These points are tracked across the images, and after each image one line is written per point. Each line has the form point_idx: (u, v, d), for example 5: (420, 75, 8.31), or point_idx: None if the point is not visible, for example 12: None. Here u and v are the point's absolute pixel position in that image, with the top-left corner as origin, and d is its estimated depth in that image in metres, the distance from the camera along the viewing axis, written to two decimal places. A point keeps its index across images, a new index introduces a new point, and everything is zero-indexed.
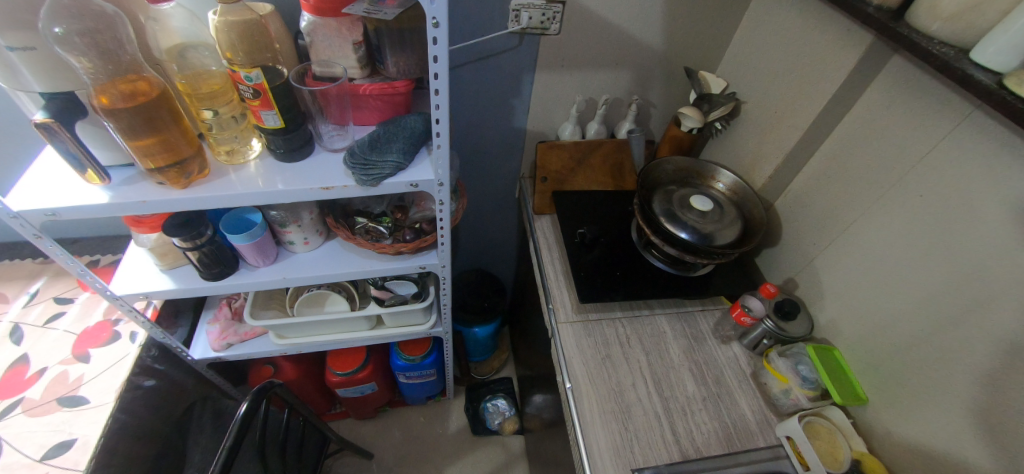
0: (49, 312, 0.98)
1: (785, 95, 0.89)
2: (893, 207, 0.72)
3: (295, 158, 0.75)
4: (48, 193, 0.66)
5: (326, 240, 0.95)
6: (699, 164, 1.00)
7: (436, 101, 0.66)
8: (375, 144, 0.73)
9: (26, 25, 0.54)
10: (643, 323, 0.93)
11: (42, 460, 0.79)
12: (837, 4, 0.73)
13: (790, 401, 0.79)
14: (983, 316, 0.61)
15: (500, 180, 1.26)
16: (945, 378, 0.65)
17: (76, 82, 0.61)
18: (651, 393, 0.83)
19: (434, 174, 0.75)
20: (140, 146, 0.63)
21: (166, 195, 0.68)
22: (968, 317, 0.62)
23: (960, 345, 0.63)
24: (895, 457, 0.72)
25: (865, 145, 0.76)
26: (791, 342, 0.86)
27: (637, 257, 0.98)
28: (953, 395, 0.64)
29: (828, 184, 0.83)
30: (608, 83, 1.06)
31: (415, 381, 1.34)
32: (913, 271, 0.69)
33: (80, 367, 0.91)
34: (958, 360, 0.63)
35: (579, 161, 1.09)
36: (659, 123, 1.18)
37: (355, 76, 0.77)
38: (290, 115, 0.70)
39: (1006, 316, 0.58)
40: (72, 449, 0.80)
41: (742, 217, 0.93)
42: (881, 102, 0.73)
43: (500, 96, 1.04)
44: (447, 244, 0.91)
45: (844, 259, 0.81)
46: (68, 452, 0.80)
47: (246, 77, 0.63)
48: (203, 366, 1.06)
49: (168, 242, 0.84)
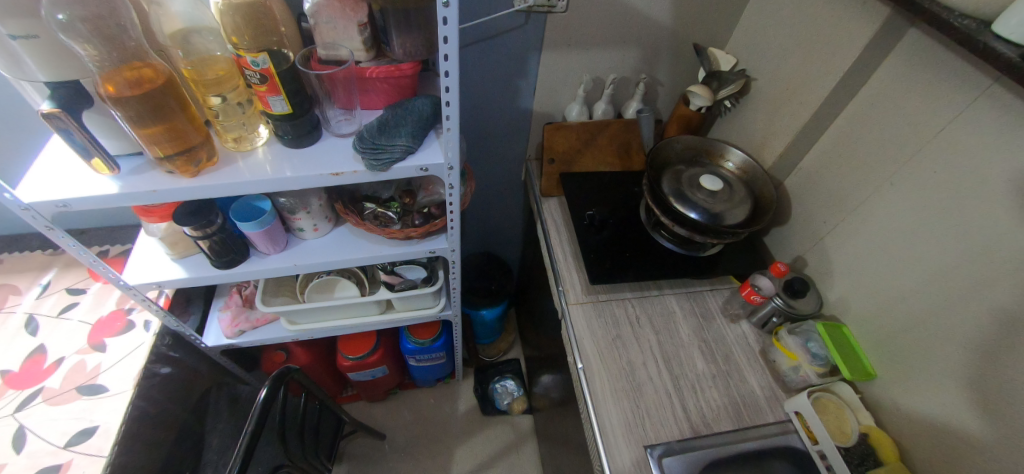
0: (62, 303, 0.99)
1: (796, 71, 0.88)
2: (906, 183, 0.71)
3: (304, 143, 0.74)
4: (57, 184, 0.65)
5: (335, 226, 0.94)
6: (708, 143, 0.99)
7: (446, 83, 0.65)
8: (384, 128, 0.72)
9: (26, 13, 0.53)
10: (653, 302, 0.94)
11: (66, 447, 0.80)
12: None
13: (799, 377, 0.81)
14: (994, 291, 0.61)
15: (505, 162, 1.25)
16: (954, 352, 0.66)
17: (81, 69, 0.59)
18: (662, 371, 0.84)
19: (444, 158, 0.75)
20: (148, 135, 0.62)
21: (176, 184, 0.67)
22: (979, 292, 0.63)
23: (970, 321, 0.64)
24: (901, 429, 0.74)
25: (878, 121, 0.75)
26: (800, 319, 0.87)
27: (646, 238, 0.98)
28: (960, 368, 0.65)
29: (840, 162, 0.82)
30: (615, 62, 1.04)
31: (425, 363, 1.36)
32: (924, 248, 0.69)
33: (97, 356, 0.92)
34: (967, 335, 0.64)
35: (586, 142, 1.08)
36: (666, 102, 1.17)
37: (361, 58, 0.75)
38: (297, 100, 0.69)
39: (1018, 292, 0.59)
40: (94, 436, 0.82)
41: (751, 196, 0.92)
42: (896, 77, 0.72)
43: (506, 76, 1.03)
44: (456, 229, 0.91)
45: (853, 237, 0.81)
46: (91, 439, 0.81)
47: (253, 62, 0.62)
48: (216, 353, 1.06)
49: (179, 231, 0.84)
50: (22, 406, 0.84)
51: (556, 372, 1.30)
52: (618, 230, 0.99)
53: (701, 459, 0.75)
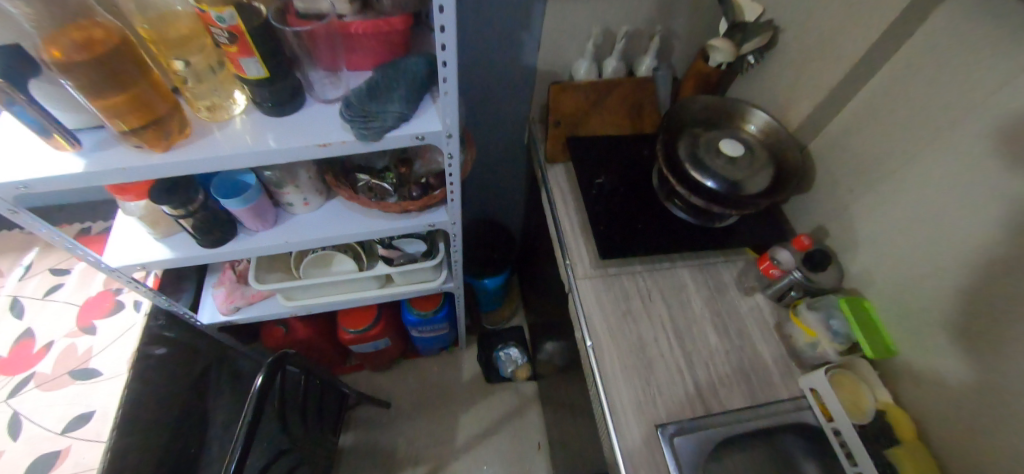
0: (47, 284, 0.95)
1: (831, 21, 0.79)
2: (949, 148, 0.65)
3: (286, 111, 0.67)
4: (14, 164, 0.59)
5: (328, 199, 0.88)
6: (728, 103, 0.91)
7: (441, 40, 0.57)
8: (374, 92, 0.65)
9: None
10: (665, 275, 0.90)
11: (64, 433, 0.79)
12: None
13: (816, 353, 0.78)
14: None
15: (507, 126, 1.17)
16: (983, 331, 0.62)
17: (19, 32, 0.51)
18: (674, 348, 0.81)
19: (442, 124, 0.68)
20: (106, 106, 0.55)
21: (146, 160, 0.61)
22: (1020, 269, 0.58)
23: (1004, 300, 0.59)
24: (919, 407, 0.72)
25: (923, 78, 0.67)
26: (819, 293, 0.83)
27: (658, 208, 0.92)
28: (989, 349, 0.61)
29: (874, 124, 0.75)
30: (628, 12, 0.94)
31: (428, 334, 1.34)
32: (962, 220, 0.64)
33: (87, 339, 0.89)
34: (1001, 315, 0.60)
35: (594, 103, 1.00)
36: (682, 57, 1.07)
37: (344, 12, 0.66)
38: (274, 63, 0.61)
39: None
40: (92, 420, 0.80)
41: (774, 162, 0.86)
42: (949, 28, 0.63)
43: (506, 30, 0.93)
44: (457, 201, 0.85)
45: (883, 208, 0.76)
46: (89, 424, 0.80)
47: (217, 18, 0.53)
48: (214, 330, 1.05)
49: (159, 209, 0.78)
50: (14, 392, 0.82)
51: (560, 342, 1.29)
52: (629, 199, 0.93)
53: (714, 437, 0.73)
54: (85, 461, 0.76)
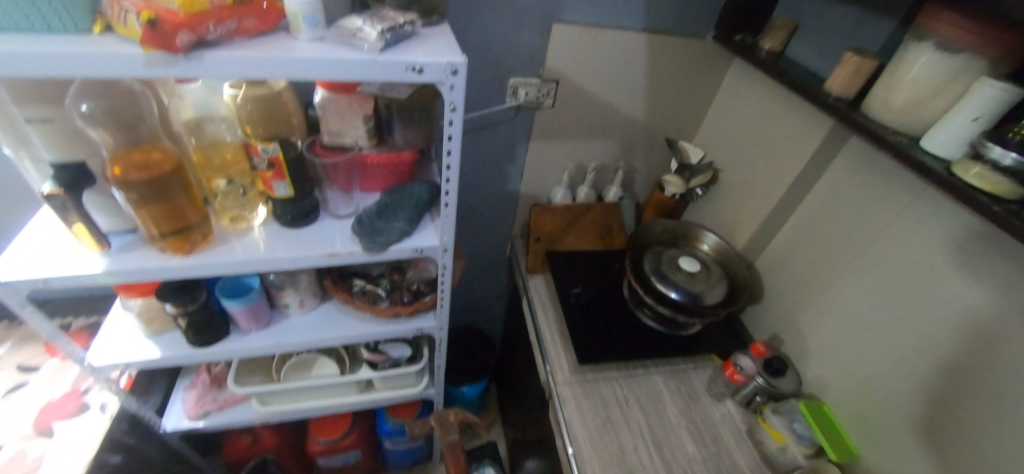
0: (11, 382, 0.92)
1: (767, 159, 0.94)
2: (881, 264, 0.76)
3: (300, 224, 0.74)
4: (41, 260, 0.64)
5: (321, 302, 0.92)
6: (684, 227, 1.05)
7: (447, 186, 0.68)
8: (382, 212, 0.75)
9: (78, 139, 0.58)
10: (639, 383, 0.94)
11: None
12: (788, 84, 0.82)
13: (787, 458, 0.81)
14: (985, 363, 0.62)
15: (490, 242, 1.23)
16: (948, 427, 0.67)
17: (89, 151, 0.59)
18: (653, 457, 0.82)
19: (439, 240, 0.76)
20: (147, 215, 0.62)
21: (166, 263, 0.66)
22: (965, 365, 0.65)
23: (975, 412, 0.63)
24: None
25: (842, 210, 0.82)
26: (784, 399, 0.88)
27: (629, 316, 1.00)
28: (969, 452, 0.64)
29: (813, 249, 0.88)
30: (597, 151, 1.09)
31: (401, 447, 1.26)
32: (907, 324, 0.73)
33: (42, 445, 0.85)
34: (974, 413, 0.64)
35: (570, 223, 1.10)
36: (643, 188, 1.21)
37: (363, 145, 0.78)
38: (300, 185, 0.70)
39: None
40: None
41: (727, 277, 0.97)
42: (847, 180, 0.80)
43: (494, 160, 1.04)
44: (446, 306, 0.89)
45: (822, 322, 0.87)
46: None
47: (263, 150, 0.64)
48: (175, 438, 0.98)
49: (157, 308, 0.81)
50: None
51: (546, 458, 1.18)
52: (593, 316, 0.99)
53: None
54: None
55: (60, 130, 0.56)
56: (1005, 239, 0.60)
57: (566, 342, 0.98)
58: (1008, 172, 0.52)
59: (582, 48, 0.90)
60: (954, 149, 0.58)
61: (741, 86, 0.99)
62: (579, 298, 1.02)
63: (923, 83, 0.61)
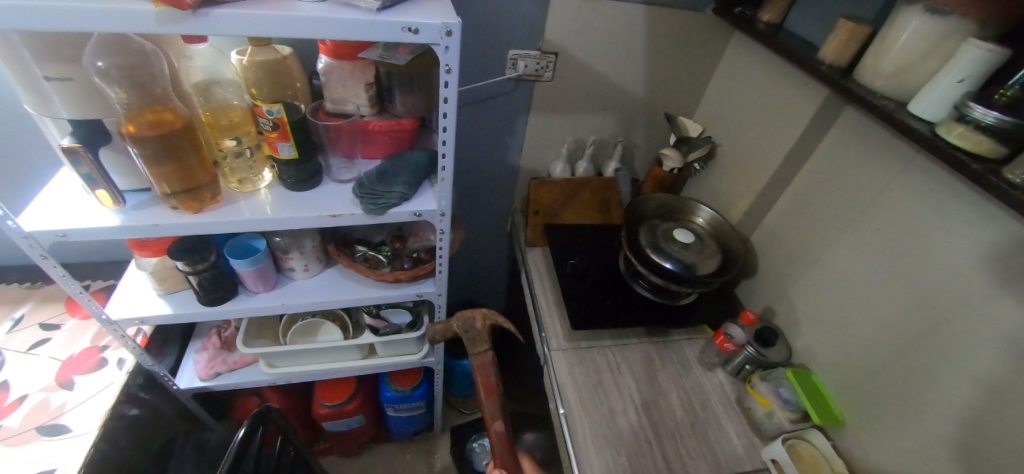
0: (34, 338, 0.97)
1: (763, 132, 0.95)
2: (868, 233, 0.77)
3: (305, 187, 0.77)
4: (62, 214, 0.68)
5: (325, 267, 0.96)
6: (681, 201, 1.07)
7: (443, 149, 0.70)
8: (382, 176, 0.77)
9: (95, 97, 0.61)
10: (632, 351, 0.96)
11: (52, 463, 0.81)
12: (783, 55, 0.83)
13: (774, 424, 0.84)
14: (965, 325, 0.64)
15: (491, 216, 1.26)
16: (927, 389, 0.69)
17: (105, 109, 0.63)
18: (642, 420, 0.84)
19: (437, 205, 0.79)
20: (159, 173, 0.66)
21: (177, 219, 0.69)
22: (946, 328, 0.66)
23: (954, 373, 0.65)
24: (865, 459, 0.78)
25: (834, 181, 0.83)
26: (771, 367, 0.90)
27: (625, 287, 1.02)
28: (946, 412, 0.66)
29: (805, 220, 0.89)
30: (596, 125, 1.10)
31: (403, 414, 1.30)
32: (892, 291, 0.74)
33: (63, 395, 0.90)
34: (953, 375, 0.65)
35: (569, 196, 1.12)
36: (642, 164, 1.22)
37: (365, 113, 0.81)
38: (304, 147, 0.73)
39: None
40: (64, 433, 0.85)
41: (721, 250, 0.99)
42: (840, 151, 0.81)
43: (494, 132, 1.07)
44: (445, 272, 0.92)
45: (813, 292, 0.88)
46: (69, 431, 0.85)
47: (268, 111, 0.67)
48: (187, 397, 1.03)
49: (170, 267, 0.85)
50: (13, 434, 0.84)
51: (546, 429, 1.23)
52: (589, 286, 1.01)
53: None
54: (74, 453, 0.83)
55: (78, 88, 0.60)
56: (991, 204, 0.61)
57: (561, 311, 1.01)
58: (990, 132, 0.53)
59: (582, 21, 0.91)
60: (939, 112, 0.59)
61: (741, 61, 1.00)
62: (574, 267, 1.04)
63: (913, 48, 0.62)
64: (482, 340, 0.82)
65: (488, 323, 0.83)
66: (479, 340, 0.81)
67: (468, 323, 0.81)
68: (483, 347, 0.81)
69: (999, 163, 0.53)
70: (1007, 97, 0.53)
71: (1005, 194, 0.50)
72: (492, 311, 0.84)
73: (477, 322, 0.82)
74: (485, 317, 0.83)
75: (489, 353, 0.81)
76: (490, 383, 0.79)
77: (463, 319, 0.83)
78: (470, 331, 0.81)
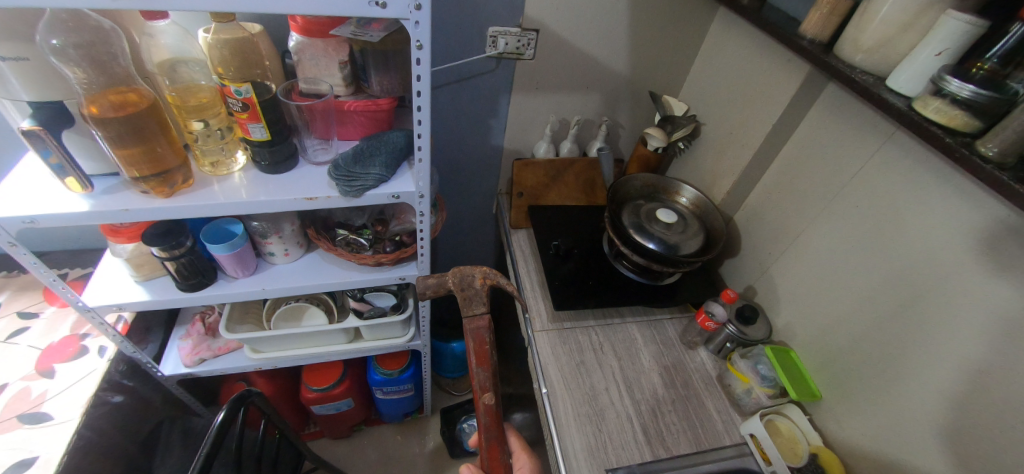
0: (12, 327, 0.96)
1: (746, 110, 0.95)
2: (848, 210, 0.77)
3: (279, 170, 0.76)
4: (28, 200, 0.66)
5: (307, 252, 0.95)
6: (665, 181, 1.07)
7: (418, 130, 0.69)
8: (358, 157, 0.75)
9: (53, 78, 0.59)
10: (616, 330, 0.97)
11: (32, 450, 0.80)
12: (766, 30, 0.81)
13: (752, 400, 0.85)
14: (939, 299, 0.65)
15: (476, 198, 1.25)
16: (902, 363, 0.70)
17: (67, 91, 0.61)
18: (624, 397, 0.86)
19: (415, 187, 0.78)
20: (127, 156, 0.64)
21: (148, 204, 0.67)
22: (920, 302, 0.67)
23: (928, 346, 0.66)
24: (842, 431, 0.80)
25: (816, 159, 0.82)
26: (751, 344, 0.91)
27: (608, 268, 1.03)
28: (920, 385, 0.67)
29: (786, 199, 0.89)
30: (580, 105, 1.09)
31: (392, 397, 1.31)
32: (869, 268, 0.74)
33: (44, 383, 0.89)
34: (928, 348, 0.66)
35: (553, 177, 1.12)
36: (627, 144, 1.21)
37: (341, 93, 0.80)
38: (277, 128, 0.71)
39: (1014, 332, 0.57)
40: (46, 420, 0.85)
41: (704, 229, 0.99)
42: (822, 128, 0.81)
43: (476, 113, 1.05)
44: (427, 255, 0.91)
45: (794, 270, 0.89)
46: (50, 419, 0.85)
47: (236, 91, 0.65)
48: (172, 382, 1.03)
49: (147, 253, 0.83)
50: None
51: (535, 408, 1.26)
52: (573, 267, 1.01)
53: None
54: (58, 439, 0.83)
55: (35, 67, 0.57)
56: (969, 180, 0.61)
57: (546, 292, 1.01)
58: (965, 105, 0.52)
59: None
60: (917, 86, 0.58)
61: (725, 37, 0.98)
62: (558, 247, 1.04)
63: (893, 21, 0.61)
64: (478, 300, 0.81)
65: (486, 284, 0.81)
66: (475, 300, 0.81)
67: (465, 282, 0.80)
68: (479, 309, 0.81)
69: (974, 137, 0.53)
70: (984, 70, 0.53)
71: (976, 168, 0.50)
72: (493, 271, 0.82)
73: (476, 282, 0.81)
74: (485, 276, 0.81)
75: (483, 316, 0.81)
76: (481, 350, 0.79)
77: (460, 276, 0.81)
78: (467, 289, 0.80)
